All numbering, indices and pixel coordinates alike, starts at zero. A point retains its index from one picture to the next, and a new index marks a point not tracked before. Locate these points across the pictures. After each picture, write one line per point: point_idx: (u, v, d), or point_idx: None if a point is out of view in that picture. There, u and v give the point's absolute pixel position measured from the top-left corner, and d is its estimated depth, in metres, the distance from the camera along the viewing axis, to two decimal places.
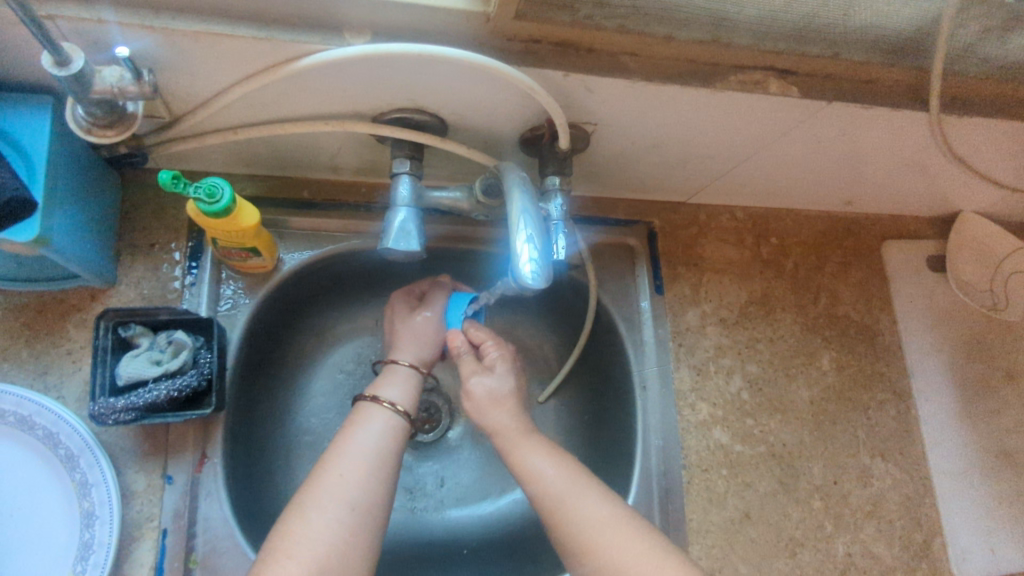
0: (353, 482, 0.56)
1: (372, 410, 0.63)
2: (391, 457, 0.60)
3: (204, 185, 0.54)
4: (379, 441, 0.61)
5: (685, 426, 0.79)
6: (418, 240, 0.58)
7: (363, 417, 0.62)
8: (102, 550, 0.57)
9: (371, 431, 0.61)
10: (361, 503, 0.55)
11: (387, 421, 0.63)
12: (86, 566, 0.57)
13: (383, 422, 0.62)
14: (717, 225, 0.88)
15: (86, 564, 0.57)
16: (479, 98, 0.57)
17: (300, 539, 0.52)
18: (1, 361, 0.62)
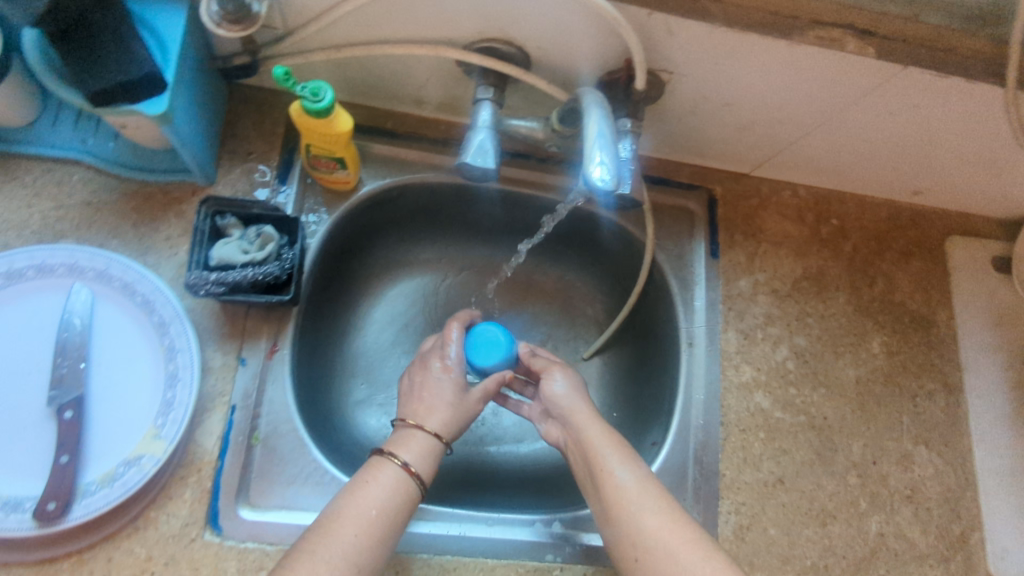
0: (362, 545, 0.56)
1: (384, 466, 0.61)
2: (400, 521, 0.60)
3: (309, 86, 0.59)
4: (394, 504, 0.60)
5: (728, 386, 0.81)
6: (493, 159, 0.62)
7: (380, 475, 0.61)
8: (180, 408, 0.63)
9: (386, 492, 0.60)
10: (366, 571, 0.56)
11: (398, 478, 0.61)
12: (167, 421, 0.62)
13: (395, 478, 0.61)
14: (779, 200, 0.89)
15: (167, 418, 0.62)
16: (565, 32, 0.61)
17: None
18: (111, 238, 0.69)
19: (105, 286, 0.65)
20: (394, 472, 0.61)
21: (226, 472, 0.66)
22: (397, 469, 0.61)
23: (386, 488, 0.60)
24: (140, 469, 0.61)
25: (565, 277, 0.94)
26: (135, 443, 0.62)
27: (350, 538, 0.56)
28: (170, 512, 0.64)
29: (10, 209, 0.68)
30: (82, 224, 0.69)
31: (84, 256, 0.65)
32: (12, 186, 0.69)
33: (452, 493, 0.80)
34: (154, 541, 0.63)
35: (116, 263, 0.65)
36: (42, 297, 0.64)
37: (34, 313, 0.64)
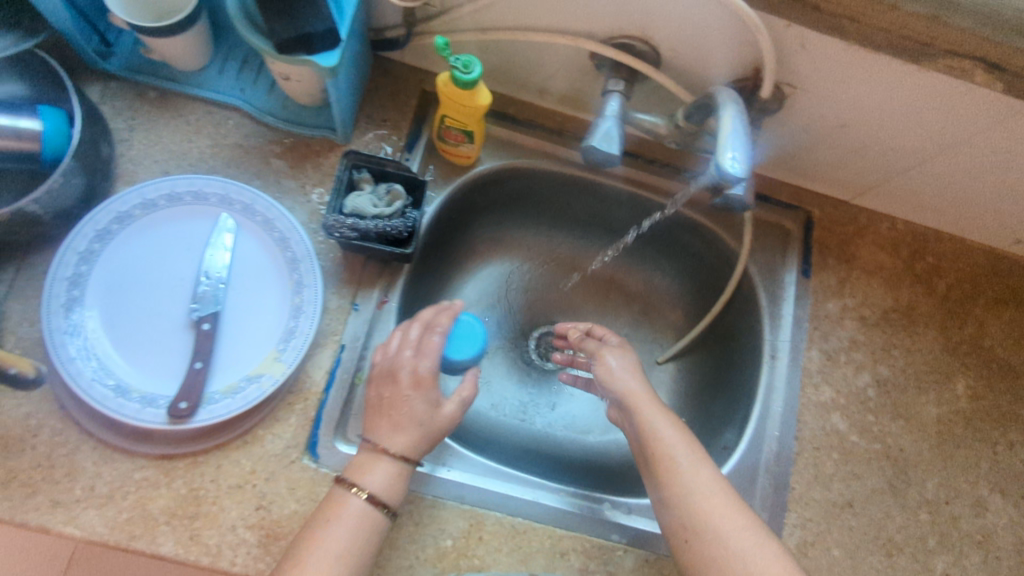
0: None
1: (345, 499, 0.61)
2: (366, 556, 0.60)
3: (462, 59, 0.65)
4: (359, 537, 0.60)
5: (806, 402, 0.82)
6: (617, 147, 0.66)
7: (344, 510, 0.61)
8: (300, 338, 0.69)
9: (350, 530, 0.60)
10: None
11: (364, 514, 0.61)
12: (287, 347, 0.68)
13: (360, 513, 0.61)
14: (875, 230, 0.90)
15: (288, 345, 0.68)
16: (702, 35, 0.65)
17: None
18: (255, 180, 0.76)
19: (249, 220, 0.72)
20: (357, 504, 0.61)
21: (329, 404, 0.71)
22: (360, 502, 0.61)
23: (347, 523, 0.60)
24: (259, 386, 0.67)
25: (650, 280, 0.97)
26: (258, 363, 0.68)
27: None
28: (276, 433, 0.69)
29: (173, 142, 0.76)
30: (232, 163, 0.76)
31: (235, 190, 0.72)
32: (177, 122, 0.76)
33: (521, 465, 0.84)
34: (260, 456, 0.68)
35: (261, 200, 0.72)
36: (195, 221, 0.71)
37: (187, 235, 0.71)
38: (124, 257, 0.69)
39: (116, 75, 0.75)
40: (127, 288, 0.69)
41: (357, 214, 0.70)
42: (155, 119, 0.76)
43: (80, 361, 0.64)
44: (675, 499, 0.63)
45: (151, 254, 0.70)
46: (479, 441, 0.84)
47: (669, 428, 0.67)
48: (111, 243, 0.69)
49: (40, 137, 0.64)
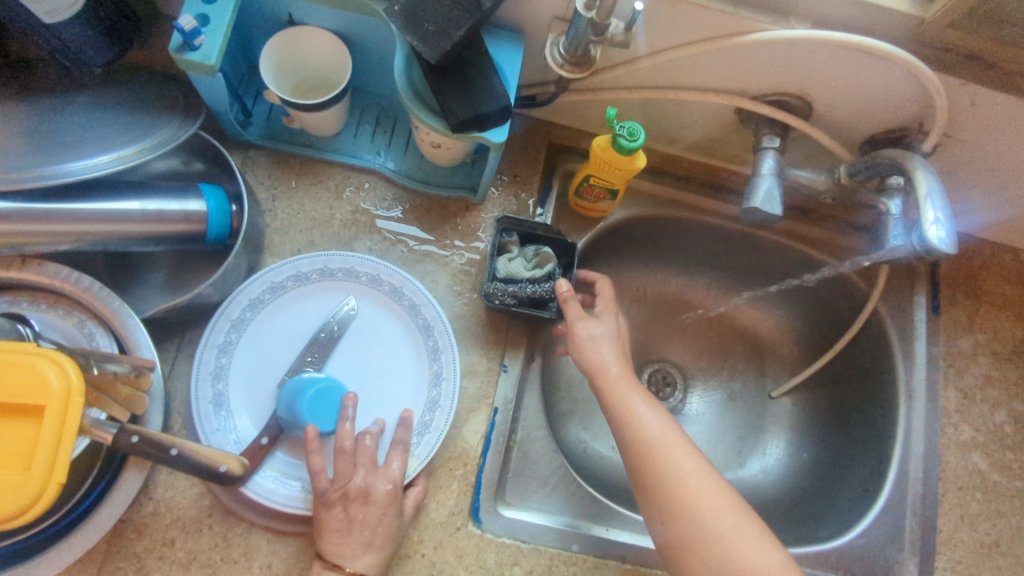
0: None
1: None
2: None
3: (626, 126, 0.65)
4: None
5: (946, 443, 0.82)
6: (780, 206, 0.66)
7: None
8: (434, 433, 0.67)
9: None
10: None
11: None
12: (419, 442, 0.66)
13: None
14: (1001, 262, 0.89)
15: (421, 440, 0.66)
16: (866, 93, 0.65)
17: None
18: (397, 245, 0.76)
19: (396, 302, 0.71)
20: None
21: (488, 469, 0.71)
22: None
23: None
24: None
25: (764, 315, 0.97)
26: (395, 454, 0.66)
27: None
28: (440, 501, 0.69)
29: (315, 210, 0.76)
30: (373, 228, 0.76)
31: (385, 271, 0.71)
32: (317, 188, 0.76)
33: None
34: (425, 525, 0.68)
35: (410, 284, 0.71)
36: (341, 300, 0.71)
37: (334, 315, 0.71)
38: (275, 331, 0.69)
39: (254, 143, 0.75)
40: (273, 366, 0.68)
41: (514, 281, 0.71)
42: (296, 186, 0.76)
43: (223, 437, 0.64)
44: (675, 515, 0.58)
45: (298, 328, 0.70)
46: (614, 488, 0.84)
47: (644, 408, 0.64)
48: (262, 317, 0.68)
49: (205, 220, 0.64)
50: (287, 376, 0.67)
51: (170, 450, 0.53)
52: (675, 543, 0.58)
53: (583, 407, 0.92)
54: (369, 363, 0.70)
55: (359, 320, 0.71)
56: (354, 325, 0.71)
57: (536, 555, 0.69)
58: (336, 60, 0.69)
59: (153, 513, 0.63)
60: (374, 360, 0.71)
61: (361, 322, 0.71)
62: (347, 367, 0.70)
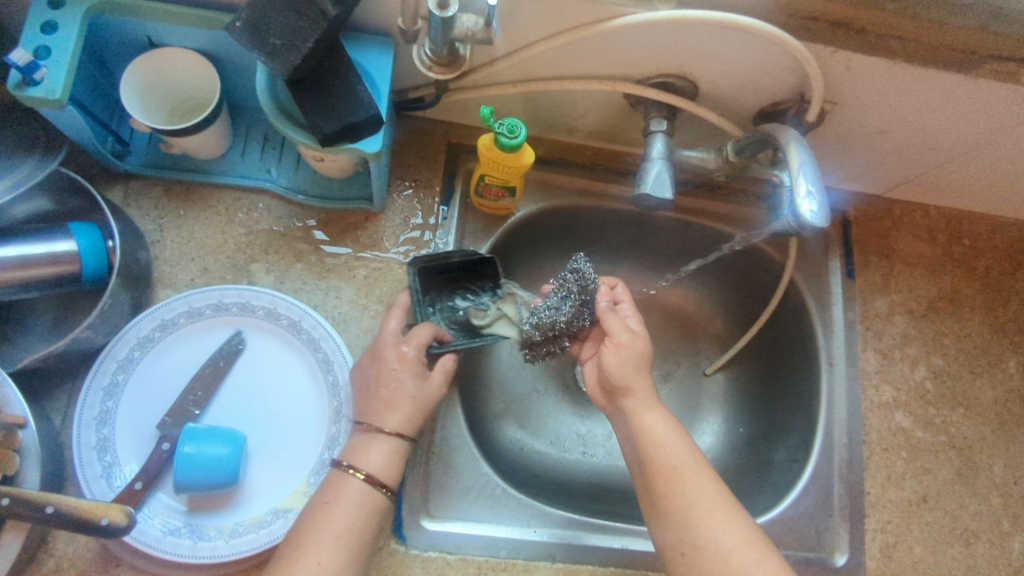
0: (330, 561, 0.56)
1: (343, 485, 0.60)
2: (366, 536, 0.59)
3: (506, 123, 0.63)
4: (359, 523, 0.59)
5: (869, 405, 0.82)
6: (671, 190, 0.65)
7: (339, 493, 0.59)
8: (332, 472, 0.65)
9: (350, 511, 0.59)
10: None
11: (360, 499, 0.60)
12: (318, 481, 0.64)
13: (357, 498, 0.59)
14: (911, 221, 0.90)
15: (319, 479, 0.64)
16: (744, 69, 0.64)
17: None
18: (296, 264, 0.74)
19: (295, 336, 0.69)
20: (359, 488, 0.60)
21: (408, 483, 0.70)
22: (361, 485, 0.60)
23: (347, 511, 0.59)
24: (286, 522, 0.63)
25: (690, 296, 0.97)
26: (286, 496, 0.64)
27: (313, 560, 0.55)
28: None
29: (207, 236, 0.73)
30: (270, 249, 0.74)
31: (284, 305, 0.68)
32: (207, 214, 0.74)
33: (594, 506, 0.83)
34: None
35: (309, 317, 0.69)
36: (235, 336, 0.68)
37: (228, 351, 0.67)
38: (166, 370, 0.66)
39: (136, 173, 0.73)
40: (164, 406, 0.65)
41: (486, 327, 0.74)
42: (185, 214, 0.73)
43: (106, 481, 0.61)
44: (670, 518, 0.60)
45: (191, 366, 0.67)
46: (550, 485, 0.84)
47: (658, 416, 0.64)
48: (151, 355, 0.66)
49: (77, 258, 0.61)
50: (170, 418, 0.64)
51: (46, 508, 0.51)
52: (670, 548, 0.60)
53: (519, 405, 0.91)
54: (265, 403, 0.67)
55: (256, 357, 0.68)
56: (250, 362, 0.68)
57: (464, 566, 0.69)
58: (203, 79, 0.66)
59: (54, 570, 0.61)
60: (270, 397, 0.68)
61: (259, 357, 0.68)
62: (239, 405, 0.67)
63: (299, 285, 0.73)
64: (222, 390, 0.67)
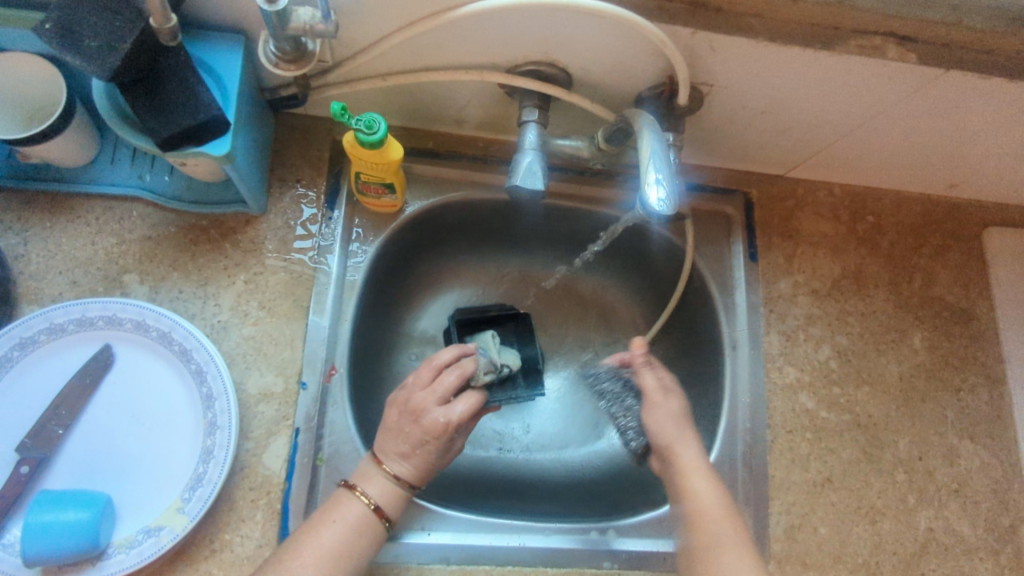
0: (325, 567, 0.58)
1: (347, 506, 0.62)
2: (360, 554, 0.60)
3: (364, 119, 0.61)
4: (355, 543, 0.60)
5: (773, 387, 0.82)
6: (542, 181, 0.64)
7: (341, 511, 0.61)
8: (207, 486, 0.63)
9: (348, 528, 0.61)
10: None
11: (358, 520, 0.62)
12: (191, 496, 0.62)
13: (357, 516, 0.62)
14: (815, 200, 0.90)
15: (192, 495, 0.62)
16: (608, 55, 0.62)
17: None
18: (172, 272, 0.72)
19: (166, 348, 0.66)
20: (360, 511, 0.62)
21: (294, 492, 0.68)
22: (363, 509, 0.62)
23: (342, 527, 0.60)
24: (157, 540, 0.61)
25: (603, 285, 0.96)
26: (159, 514, 0.62)
27: (309, 566, 0.57)
28: (244, 534, 0.66)
29: (75, 248, 0.71)
30: (144, 258, 0.72)
31: (152, 315, 0.66)
32: (75, 224, 0.71)
33: (506, 503, 0.82)
34: (229, 563, 0.65)
35: (179, 328, 0.66)
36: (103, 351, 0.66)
37: (93, 367, 0.65)
38: (29, 391, 0.64)
39: None
40: (27, 427, 0.63)
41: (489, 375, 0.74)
42: (52, 226, 0.71)
43: None
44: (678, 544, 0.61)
45: (56, 384, 0.64)
46: (459, 487, 0.83)
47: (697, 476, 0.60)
48: (13, 375, 0.64)
49: None
50: (30, 440, 0.61)
51: None
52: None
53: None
54: (136, 419, 0.65)
55: (125, 372, 0.66)
56: (120, 378, 0.66)
57: None
58: (51, 83, 0.64)
59: None
60: (142, 413, 0.65)
61: (128, 373, 0.66)
62: (109, 422, 0.65)
63: (175, 294, 0.71)
64: (90, 408, 0.65)
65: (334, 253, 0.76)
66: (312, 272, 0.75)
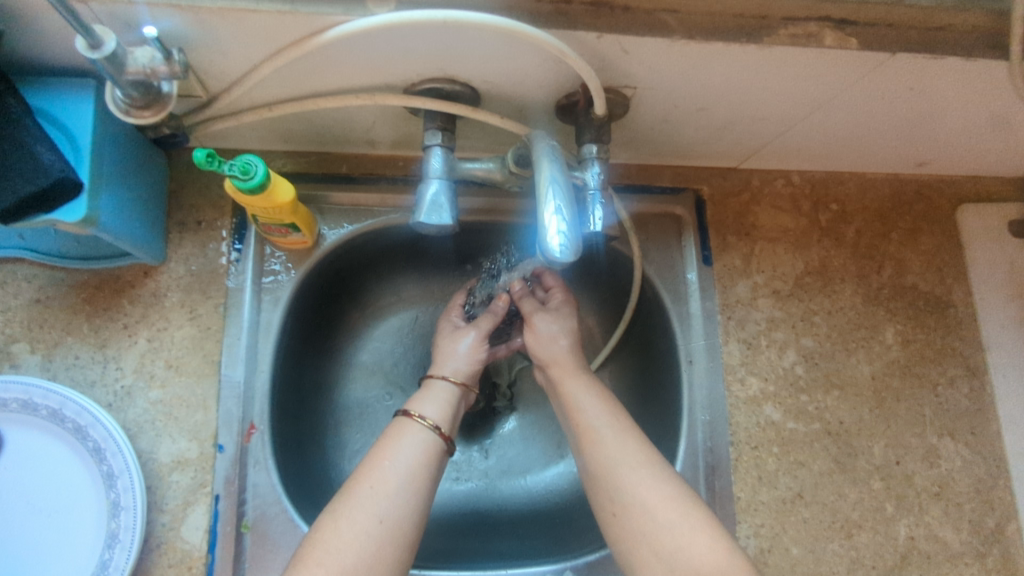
0: (383, 493, 0.56)
1: (406, 426, 0.61)
2: (425, 471, 0.59)
3: (239, 163, 0.54)
4: (422, 460, 0.59)
5: (734, 402, 0.77)
6: (450, 213, 0.57)
7: (400, 431, 0.61)
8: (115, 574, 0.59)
9: (408, 447, 0.60)
10: (393, 518, 0.55)
11: (421, 439, 0.61)
12: None
13: (419, 437, 0.61)
14: (771, 191, 0.83)
15: None
16: (510, 67, 0.55)
17: (341, 552, 0.52)
18: (66, 336, 0.66)
19: (59, 426, 0.60)
20: (423, 434, 0.61)
21: (217, 566, 0.64)
22: (425, 431, 0.61)
23: (408, 449, 0.60)
24: None
25: None
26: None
27: (368, 494, 0.55)
28: None
29: None
30: (34, 323, 0.66)
31: (39, 392, 0.60)
32: None
33: (461, 542, 0.78)
34: None
35: (71, 403, 0.60)
36: None
37: None
38: None
39: None
40: None
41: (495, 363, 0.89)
42: None
43: None
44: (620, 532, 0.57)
45: None
46: None
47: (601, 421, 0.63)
48: None
49: None
50: None
51: None
52: (601, 508, 0.60)
53: (362, 414, 0.80)
54: (36, 505, 0.60)
55: (18, 455, 0.61)
56: (13, 461, 0.61)
57: None
58: None
59: None
60: (42, 498, 0.60)
61: (22, 455, 0.61)
62: (6, 510, 0.60)
63: (71, 361, 0.65)
64: None
65: (243, 302, 0.69)
66: (222, 324, 0.69)
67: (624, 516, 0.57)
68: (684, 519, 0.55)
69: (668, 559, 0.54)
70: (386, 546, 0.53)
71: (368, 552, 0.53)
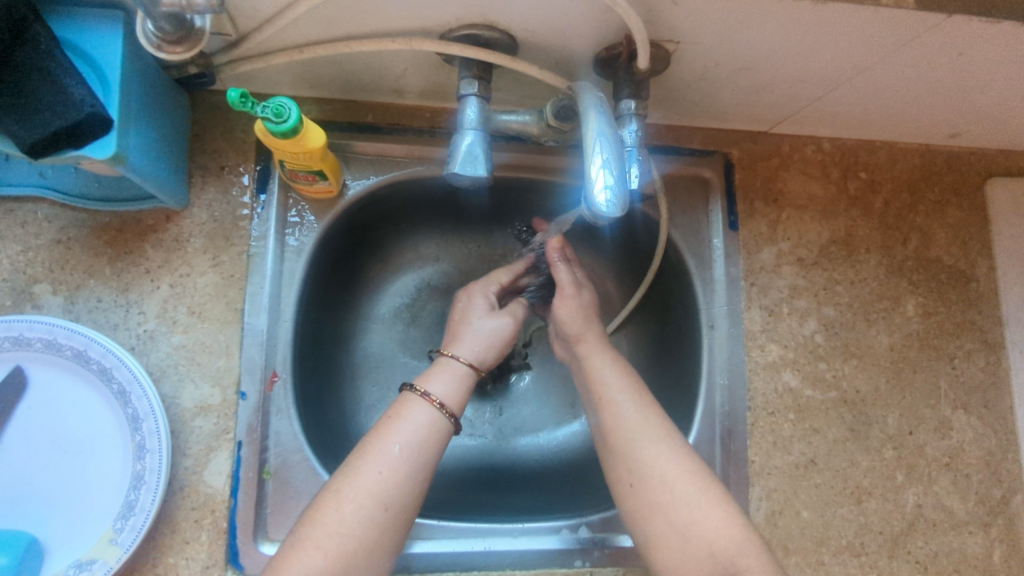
0: (390, 478, 0.55)
1: (414, 406, 0.60)
2: (430, 453, 0.58)
3: (272, 105, 0.53)
4: (426, 439, 0.58)
5: (753, 367, 0.77)
6: (485, 165, 0.56)
7: (409, 411, 0.59)
8: (140, 515, 0.59)
9: (415, 428, 0.59)
10: (395, 502, 0.55)
11: (426, 418, 0.60)
12: (124, 526, 0.59)
13: (428, 417, 0.59)
14: (801, 157, 0.82)
15: (125, 524, 0.59)
16: (554, 13, 0.53)
17: (341, 540, 0.53)
18: (88, 278, 0.65)
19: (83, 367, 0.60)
20: (431, 415, 0.60)
21: (240, 509, 0.64)
22: (435, 412, 0.60)
23: (416, 433, 0.58)
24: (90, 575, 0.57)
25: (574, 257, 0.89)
26: (91, 546, 0.58)
27: (375, 476, 0.55)
28: (189, 557, 0.63)
29: None
30: (54, 265, 0.65)
31: (64, 333, 0.60)
32: None
33: (476, 495, 0.78)
34: None
35: (96, 345, 0.60)
36: (11, 372, 0.60)
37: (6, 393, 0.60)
38: None
39: None
40: None
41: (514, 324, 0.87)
42: None
43: None
44: (635, 508, 0.59)
45: None
46: None
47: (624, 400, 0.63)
48: None
49: None
50: None
51: None
52: (617, 478, 0.61)
53: (379, 366, 0.81)
54: (60, 445, 0.61)
55: (42, 394, 0.61)
56: (37, 400, 0.61)
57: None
58: None
59: None
60: (67, 437, 0.61)
61: (46, 395, 0.61)
62: (30, 449, 0.60)
63: (93, 304, 0.65)
64: (9, 434, 0.60)
65: (267, 251, 0.68)
66: (245, 271, 0.68)
67: (642, 490, 0.59)
68: (705, 491, 0.58)
69: (684, 530, 0.56)
70: (385, 529, 0.54)
71: (368, 535, 0.54)
